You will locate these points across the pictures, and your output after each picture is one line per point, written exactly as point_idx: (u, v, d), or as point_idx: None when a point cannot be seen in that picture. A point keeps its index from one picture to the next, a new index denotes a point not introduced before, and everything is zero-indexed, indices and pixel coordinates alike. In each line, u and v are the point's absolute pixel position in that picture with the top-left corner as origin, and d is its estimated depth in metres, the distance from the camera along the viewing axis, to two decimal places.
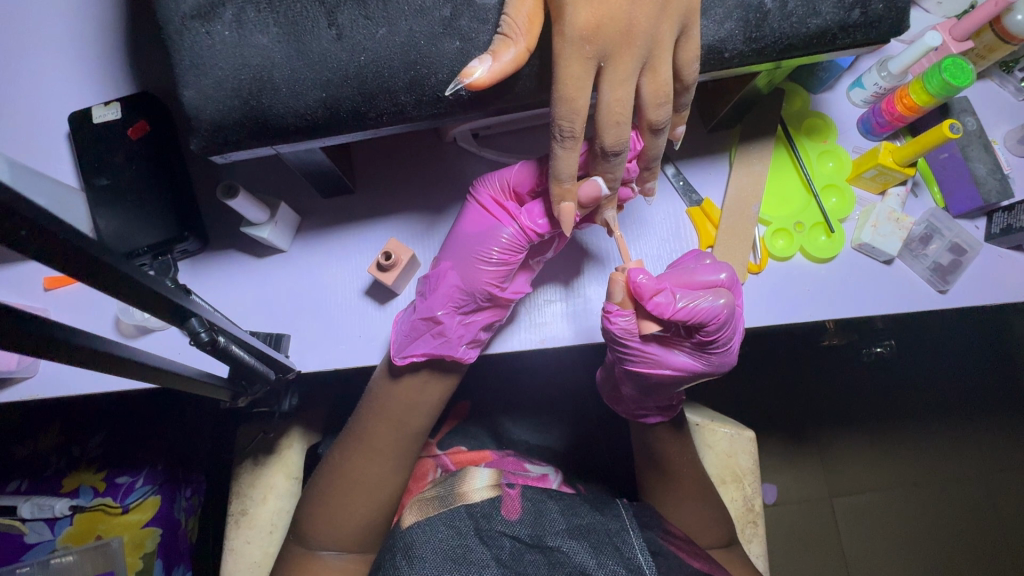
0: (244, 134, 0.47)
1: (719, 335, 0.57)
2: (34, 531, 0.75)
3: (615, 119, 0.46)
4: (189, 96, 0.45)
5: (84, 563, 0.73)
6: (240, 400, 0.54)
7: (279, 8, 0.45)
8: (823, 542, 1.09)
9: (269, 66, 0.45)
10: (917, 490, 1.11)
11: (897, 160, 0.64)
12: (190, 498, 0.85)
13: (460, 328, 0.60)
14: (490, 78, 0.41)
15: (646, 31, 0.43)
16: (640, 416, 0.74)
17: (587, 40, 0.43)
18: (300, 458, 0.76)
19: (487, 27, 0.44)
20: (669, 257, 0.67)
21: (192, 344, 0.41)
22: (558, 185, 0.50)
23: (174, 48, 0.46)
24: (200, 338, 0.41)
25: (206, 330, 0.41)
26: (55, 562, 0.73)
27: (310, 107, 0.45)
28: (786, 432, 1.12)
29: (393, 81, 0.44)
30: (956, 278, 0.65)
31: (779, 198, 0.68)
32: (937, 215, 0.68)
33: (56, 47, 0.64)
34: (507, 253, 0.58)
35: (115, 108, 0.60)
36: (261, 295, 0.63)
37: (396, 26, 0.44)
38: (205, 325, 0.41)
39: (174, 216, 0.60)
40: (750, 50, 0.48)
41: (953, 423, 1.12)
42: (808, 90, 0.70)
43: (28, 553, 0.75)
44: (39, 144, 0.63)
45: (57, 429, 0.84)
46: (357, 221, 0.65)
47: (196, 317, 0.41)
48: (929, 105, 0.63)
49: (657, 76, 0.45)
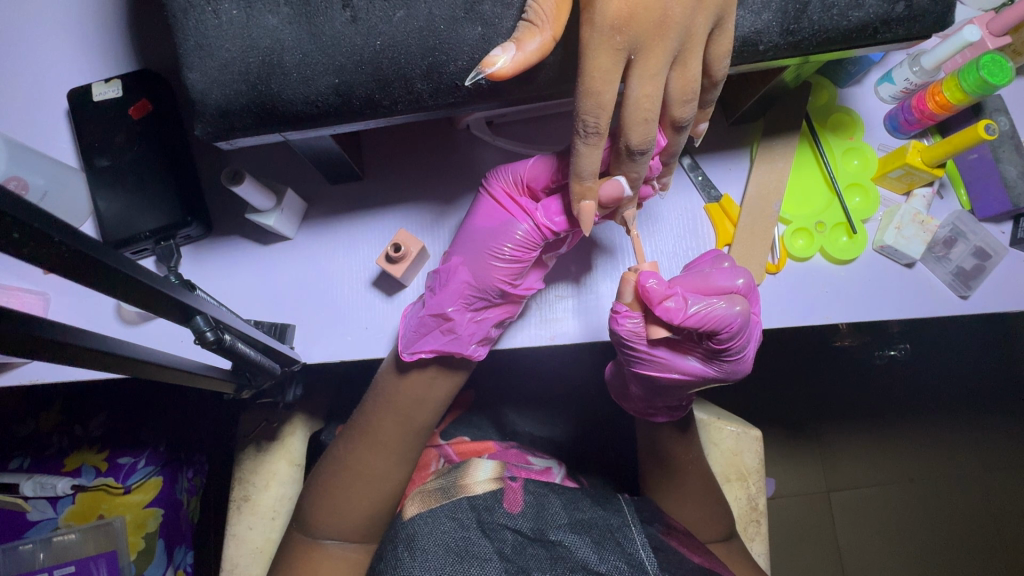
0: (252, 120, 0.44)
1: (733, 342, 0.55)
2: (37, 508, 0.75)
3: (643, 116, 0.44)
4: (195, 79, 0.43)
5: (87, 542, 0.73)
6: (245, 391, 0.53)
7: None
8: (818, 536, 1.09)
9: (279, 49, 0.43)
10: (915, 488, 1.11)
11: (926, 161, 0.61)
12: (193, 479, 0.87)
13: (471, 326, 0.58)
14: (513, 69, 0.38)
15: (681, 22, 0.41)
16: (648, 415, 0.70)
17: (617, 30, 0.40)
18: (302, 445, 0.76)
19: (510, 12, 0.42)
20: (685, 254, 0.65)
21: (198, 344, 0.40)
22: (578, 183, 0.48)
23: (178, 27, 0.43)
24: (205, 337, 0.39)
25: (211, 329, 0.39)
26: (59, 540, 0.73)
27: (322, 94, 0.43)
28: (789, 427, 1.12)
29: (410, 68, 0.42)
30: (979, 284, 0.64)
31: (800, 197, 0.66)
32: (963, 217, 0.66)
33: (55, 19, 0.61)
34: (521, 250, 0.56)
35: (116, 85, 0.58)
36: (266, 282, 0.62)
37: (415, 9, 0.42)
38: (212, 324, 0.40)
39: (177, 200, 0.58)
40: (786, 43, 0.45)
41: (958, 424, 1.11)
42: (835, 83, 0.68)
43: (31, 530, 0.74)
44: (36, 120, 0.60)
45: (58, 409, 0.83)
46: (365, 209, 0.63)
47: (202, 316, 0.40)
48: (963, 104, 0.60)
49: (687, 71, 0.43)
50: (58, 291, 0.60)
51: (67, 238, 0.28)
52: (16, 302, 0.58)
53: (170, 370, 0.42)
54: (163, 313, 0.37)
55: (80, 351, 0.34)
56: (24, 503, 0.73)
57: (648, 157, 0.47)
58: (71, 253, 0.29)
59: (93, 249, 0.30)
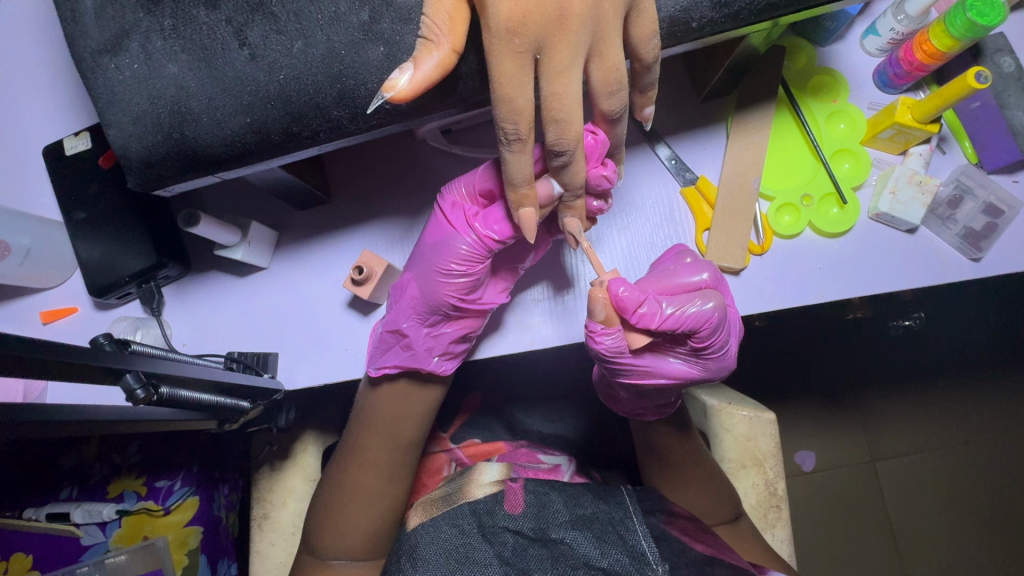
0: (176, 167, 0.45)
1: (713, 339, 0.53)
2: (90, 533, 0.75)
3: (553, 115, 0.41)
4: (113, 135, 0.44)
5: (135, 561, 0.73)
6: (229, 425, 0.58)
7: (186, 34, 0.43)
8: (865, 507, 1.04)
9: (185, 96, 0.43)
10: (965, 451, 1.04)
11: (917, 117, 0.57)
12: (230, 495, 0.88)
13: (429, 341, 0.58)
14: (413, 90, 0.36)
15: (584, 13, 0.38)
16: (637, 415, 0.67)
17: (515, 32, 0.38)
18: (316, 460, 0.78)
19: (411, 28, 0.40)
20: (663, 244, 0.62)
21: (131, 401, 0.39)
22: (513, 190, 0.45)
23: (91, 87, 0.45)
24: (137, 395, 0.39)
25: (141, 385, 0.39)
26: (111, 561, 0.73)
27: (237, 134, 0.43)
28: (823, 397, 1.06)
29: (320, 97, 0.41)
30: (991, 244, 0.58)
31: (783, 170, 0.62)
32: (969, 171, 0.60)
33: (25, 79, 0.64)
34: (467, 264, 0.55)
35: (85, 137, 0.60)
36: (248, 313, 0.63)
37: (313, 38, 0.41)
38: (142, 380, 0.39)
39: (152, 245, 0.59)
40: (721, 15, 0.43)
41: (1007, 381, 1.04)
42: (813, 43, 0.63)
43: (86, 553, 0.74)
44: (19, 180, 0.63)
45: (96, 440, 0.81)
46: (335, 231, 0.63)
47: (132, 372, 0.39)
48: (953, 50, 0.55)
49: (605, 61, 0.41)
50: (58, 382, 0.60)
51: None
52: (19, 384, 0.58)
53: (97, 424, 0.42)
54: (86, 377, 0.37)
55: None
56: (75, 529, 0.72)
57: (570, 157, 0.43)
58: None
59: None
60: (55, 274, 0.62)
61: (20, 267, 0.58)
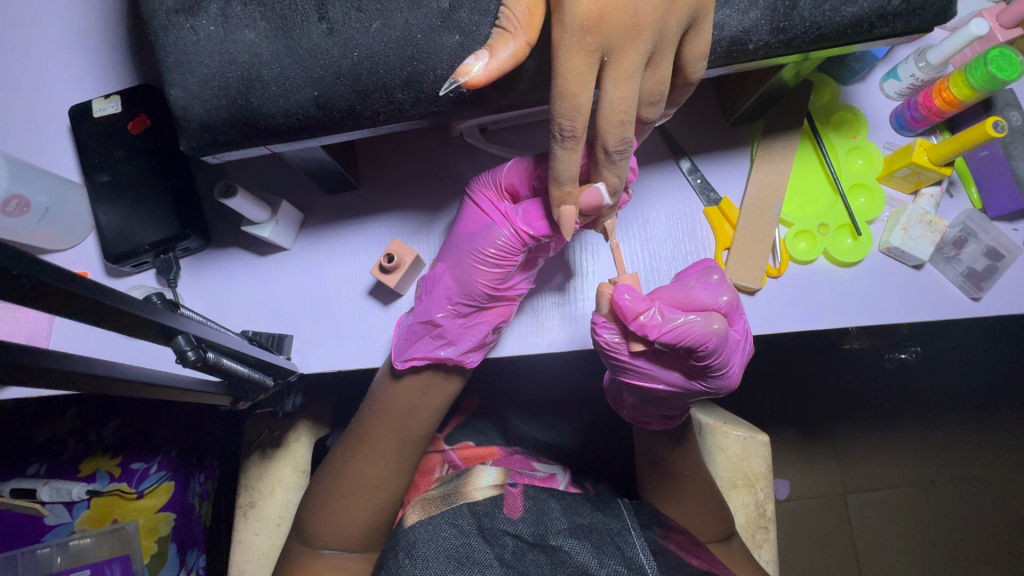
0: (234, 133, 0.45)
1: (713, 359, 0.54)
2: (54, 513, 0.71)
3: (618, 119, 0.43)
4: (176, 95, 0.44)
5: (101, 546, 0.69)
6: (241, 402, 0.56)
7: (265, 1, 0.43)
8: (834, 539, 1.07)
9: (258, 63, 0.43)
10: (931, 489, 1.08)
11: (932, 160, 0.60)
12: (205, 483, 0.81)
13: (461, 330, 0.59)
14: (486, 77, 0.37)
15: (653, 24, 0.39)
16: (643, 421, 0.68)
17: (588, 31, 0.39)
18: (307, 450, 0.76)
19: (487, 19, 0.42)
20: (685, 259, 0.64)
21: (180, 362, 0.40)
22: (557, 187, 0.47)
23: (160, 44, 0.45)
24: (187, 356, 0.40)
25: (192, 348, 0.40)
26: (76, 544, 0.69)
27: (301, 107, 0.44)
28: (801, 427, 1.09)
29: (390, 77, 0.42)
30: (991, 285, 0.61)
31: (802, 199, 0.64)
32: (973, 216, 0.64)
33: (58, 37, 0.63)
34: (503, 255, 0.56)
35: (115, 101, 0.59)
36: (263, 293, 0.62)
37: (392, 19, 0.42)
38: (193, 343, 0.40)
39: (176, 215, 0.58)
40: (777, 41, 0.45)
41: (976, 424, 1.08)
42: (838, 81, 0.66)
43: (48, 535, 0.70)
44: (39, 137, 0.61)
45: (72, 416, 0.79)
46: (359, 219, 0.63)
47: (184, 334, 0.40)
48: (970, 100, 0.59)
49: (657, 73, 0.42)
50: (63, 326, 0.60)
51: (23, 269, 0.28)
52: (23, 330, 0.58)
53: (134, 386, 0.41)
54: (144, 334, 0.38)
55: (49, 372, 0.34)
56: (40, 508, 0.69)
57: (623, 158, 0.45)
58: (35, 283, 0.29)
59: (53, 275, 0.30)
60: (69, 235, 0.60)
61: (37, 225, 0.56)
